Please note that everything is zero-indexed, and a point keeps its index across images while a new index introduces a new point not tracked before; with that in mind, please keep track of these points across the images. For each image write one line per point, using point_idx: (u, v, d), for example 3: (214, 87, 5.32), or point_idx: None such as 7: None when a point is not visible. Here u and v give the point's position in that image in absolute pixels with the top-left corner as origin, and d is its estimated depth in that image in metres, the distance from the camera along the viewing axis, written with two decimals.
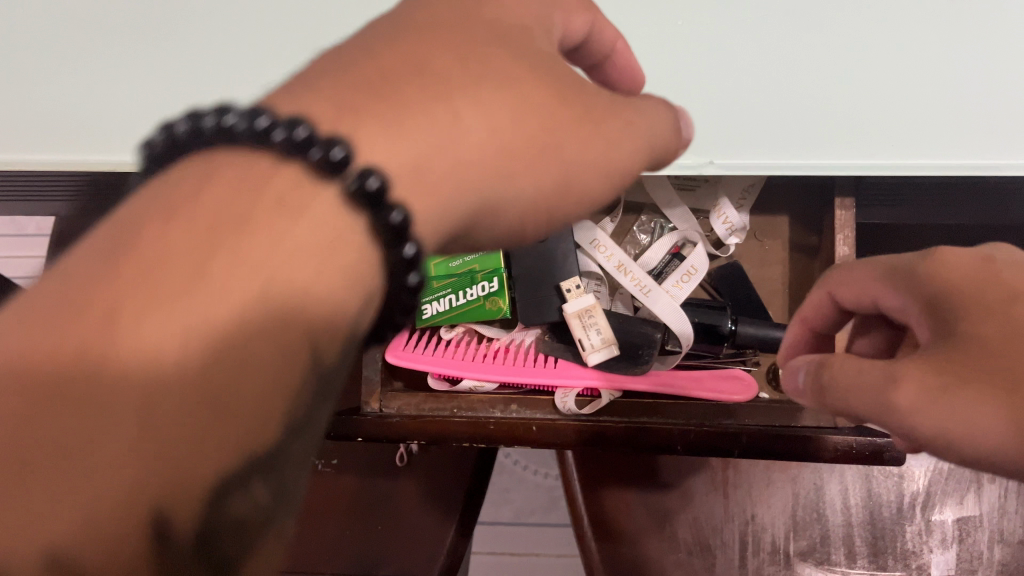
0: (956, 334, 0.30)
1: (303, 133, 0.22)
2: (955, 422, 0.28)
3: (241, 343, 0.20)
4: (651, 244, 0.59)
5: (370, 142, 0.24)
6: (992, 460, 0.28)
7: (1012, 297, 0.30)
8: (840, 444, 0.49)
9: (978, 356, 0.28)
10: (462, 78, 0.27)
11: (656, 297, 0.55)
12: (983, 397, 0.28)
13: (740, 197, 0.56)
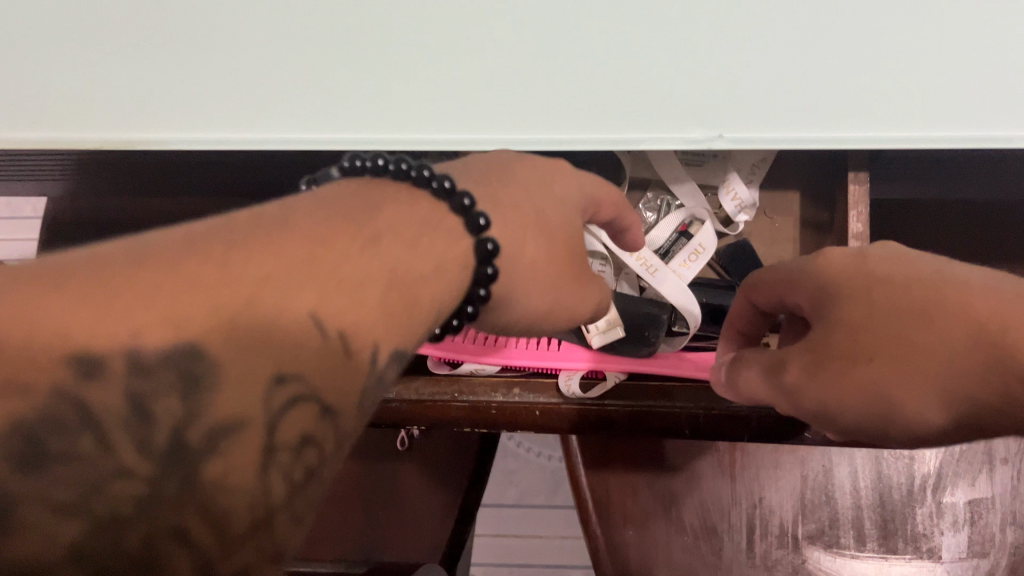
0: (826, 321, 0.36)
1: (482, 223, 0.35)
2: (827, 406, 0.35)
3: (424, 279, 0.32)
4: (658, 222, 0.56)
5: (497, 222, 0.37)
6: (857, 427, 0.36)
7: (873, 286, 0.36)
8: None
9: (837, 345, 0.35)
10: (563, 186, 0.41)
11: (663, 277, 0.54)
12: (842, 380, 0.35)
13: (749, 173, 0.54)
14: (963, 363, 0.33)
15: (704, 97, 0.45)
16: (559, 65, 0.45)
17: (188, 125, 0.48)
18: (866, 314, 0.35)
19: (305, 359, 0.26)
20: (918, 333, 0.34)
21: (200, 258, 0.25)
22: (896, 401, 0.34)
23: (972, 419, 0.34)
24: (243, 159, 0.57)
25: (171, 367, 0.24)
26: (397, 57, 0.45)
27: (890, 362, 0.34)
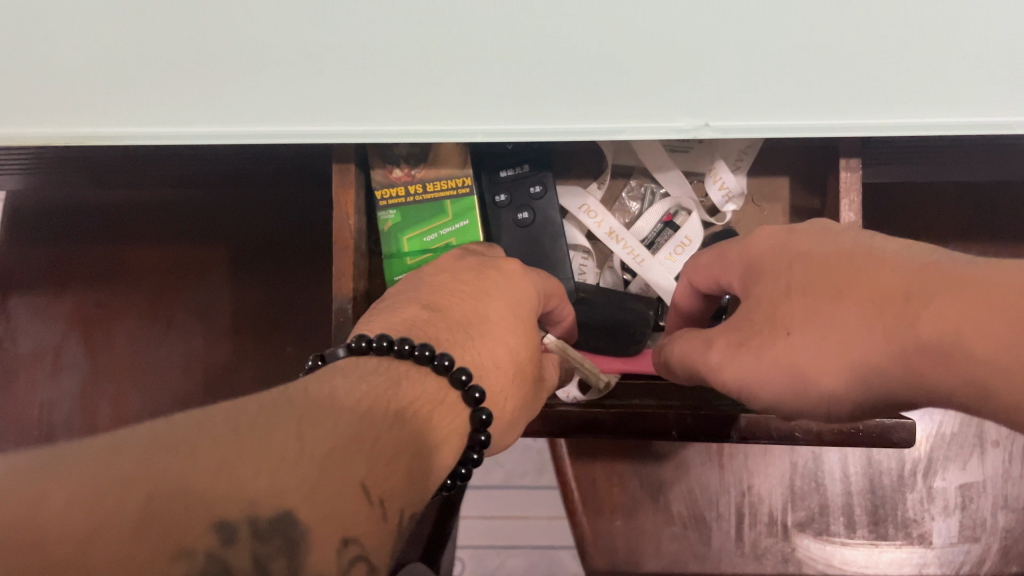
0: (749, 304, 0.39)
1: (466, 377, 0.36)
2: (747, 384, 0.38)
3: (428, 451, 0.32)
4: (642, 212, 0.54)
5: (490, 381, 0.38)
6: (782, 402, 0.38)
7: (796, 260, 0.37)
8: (845, 428, 0.45)
9: (759, 324, 0.38)
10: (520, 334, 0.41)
11: (649, 268, 0.52)
12: (763, 358, 0.37)
13: (737, 158, 0.52)
14: (867, 341, 0.34)
15: (690, 82, 0.43)
16: (534, 49, 0.42)
17: (136, 120, 0.44)
18: (783, 295, 0.37)
19: (371, 528, 0.26)
20: (828, 310, 0.35)
21: (283, 438, 0.25)
22: (805, 377, 0.36)
23: (883, 394, 0.35)
24: (204, 151, 0.54)
25: (279, 533, 0.24)
26: (365, 43, 0.42)
27: (802, 340, 0.36)
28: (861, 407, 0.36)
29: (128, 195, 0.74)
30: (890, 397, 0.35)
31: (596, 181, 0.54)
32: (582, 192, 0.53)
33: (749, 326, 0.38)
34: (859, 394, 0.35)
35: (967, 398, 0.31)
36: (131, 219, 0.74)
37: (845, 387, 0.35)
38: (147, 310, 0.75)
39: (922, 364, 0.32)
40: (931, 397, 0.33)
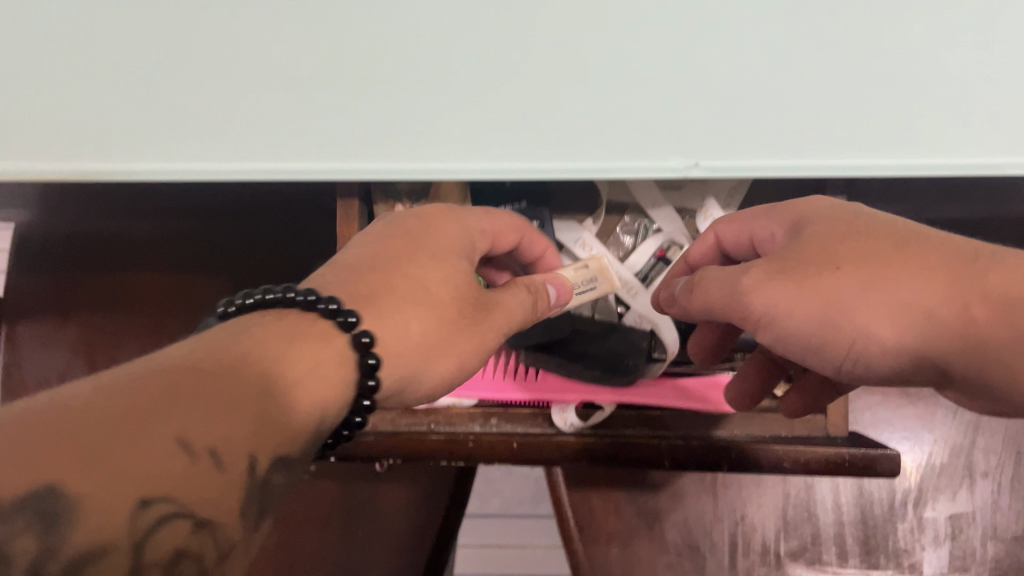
0: (798, 243, 0.37)
1: (336, 306, 0.34)
2: (783, 313, 0.36)
3: (284, 386, 0.30)
4: (636, 246, 0.55)
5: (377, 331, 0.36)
6: (808, 339, 0.36)
7: (849, 216, 0.38)
8: (831, 457, 0.46)
9: (811, 258, 0.36)
10: (454, 271, 0.41)
11: (643, 299, 0.53)
12: (813, 287, 0.35)
13: (727, 197, 0.54)
14: (938, 303, 0.34)
15: (683, 124, 0.45)
16: (531, 92, 0.44)
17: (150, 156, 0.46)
18: (845, 241, 0.36)
19: (182, 483, 0.25)
20: (893, 263, 0.35)
21: (59, 407, 0.24)
22: (855, 320, 0.35)
23: (920, 358, 0.35)
24: (211, 186, 0.56)
25: (36, 509, 0.22)
26: (371, 87, 0.44)
27: (866, 281, 0.35)
28: (887, 367, 0.35)
29: (131, 227, 0.76)
30: (925, 365, 0.35)
31: (590, 216, 0.56)
32: (576, 226, 0.55)
33: (797, 258, 0.36)
34: (899, 355, 0.35)
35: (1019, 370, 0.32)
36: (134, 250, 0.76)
37: (896, 341, 0.34)
38: (149, 340, 0.75)
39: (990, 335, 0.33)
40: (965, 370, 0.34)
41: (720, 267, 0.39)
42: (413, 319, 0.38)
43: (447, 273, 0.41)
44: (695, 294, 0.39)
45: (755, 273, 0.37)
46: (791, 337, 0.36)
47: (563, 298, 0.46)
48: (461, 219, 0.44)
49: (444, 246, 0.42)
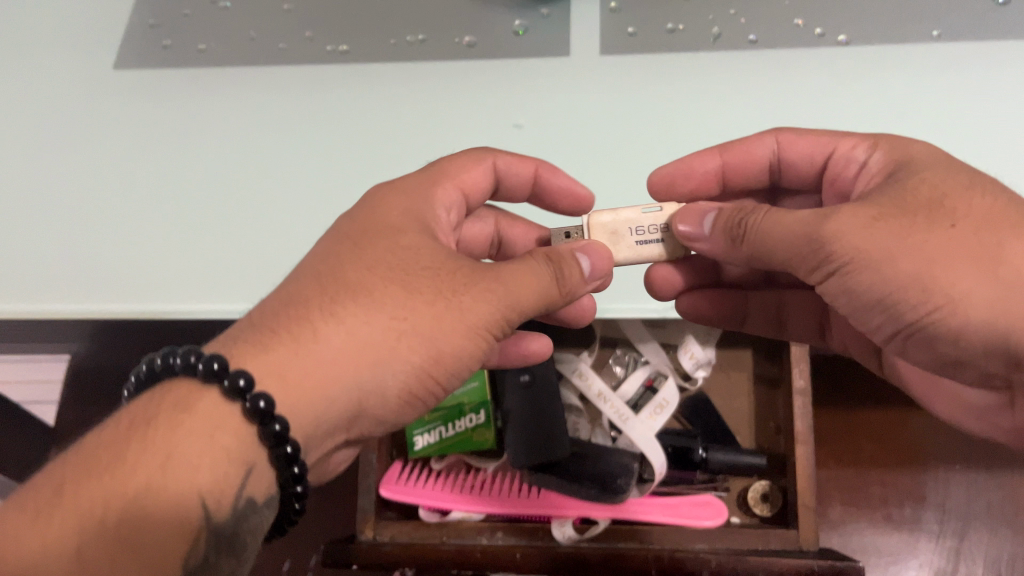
0: (900, 185, 0.37)
1: (217, 367, 0.33)
2: (868, 263, 0.34)
3: (149, 517, 0.30)
4: (626, 376, 0.62)
5: (284, 373, 0.34)
6: (883, 294, 0.35)
7: (935, 162, 0.38)
8: (803, 567, 0.50)
9: (914, 208, 0.35)
10: (412, 240, 0.39)
11: (632, 425, 0.59)
12: (912, 241, 0.34)
13: (706, 334, 0.63)
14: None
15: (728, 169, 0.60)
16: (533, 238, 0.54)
17: None
18: (960, 195, 0.35)
19: None
20: (1013, 241, 0.33)
21: None
22: (951, 287, 0.33)
23: (1004, 347, 0.33)
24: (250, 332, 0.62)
25: None
26: None
27: (988, 265, 0.33)
28: (964, 343, 0.34)
29: None
30: (1005, 356, 0.34)
31: (587, 349, 0.64)
32: (575, 359, 0.63)
33: (897, 205, 0.35)
34: (988, 332, 0.33)
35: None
36: None
37: (987, 317, 0.33)
38: None
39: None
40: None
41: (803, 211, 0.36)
42: (357, 323, 0.35)
43: (396, 259, 0.37)
44: (748, 238, 0.39)
45: (843, 216, 0.35)
46: (862, 287, 0.36)
47: (598, 272, 0.41)
48: (409, 207, 0.41)
49: (397, 217, 0.40)
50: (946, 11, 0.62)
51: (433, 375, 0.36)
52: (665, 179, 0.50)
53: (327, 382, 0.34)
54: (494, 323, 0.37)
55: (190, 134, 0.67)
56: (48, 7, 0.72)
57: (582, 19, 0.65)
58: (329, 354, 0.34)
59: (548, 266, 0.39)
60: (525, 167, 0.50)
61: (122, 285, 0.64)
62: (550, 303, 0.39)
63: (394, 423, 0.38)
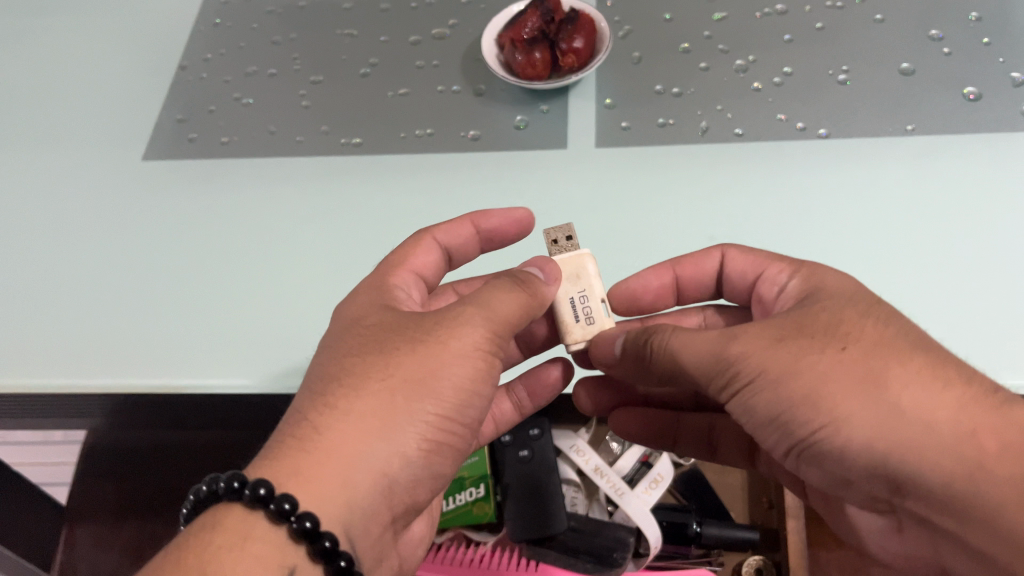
0: (803, 310, 0.39)
1: (237, 483, 0.35)
2: (766, 378, 0.37)
3: None
4: (623, 452, 0.64)
5: (301, 466, 0.36)
6: (780, 409, 0.37)
7: (825, 290, 0.41)
8: None
9: (814, 331, 0.37)
10: (375, 316, 0.42)
11: (629, 499, 0.60)
12: (806, 359, 0.36)
13: None
14: (936, 418, 0.34)
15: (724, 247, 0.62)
16: None
17: (252, 372, 0.62)
18: (855, 320, 0.38)
19: None
20: (898, 369, 0.35)
21: None
22: (837, 407, 0.35)
23: (884, 471, 0.35)
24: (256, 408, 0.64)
25: None
26: None
27: (869, 392, 0.35)
28: (850, 464, 0.35)
29: (177, 437, 0.79)
30: (886, 480, 0.35)
31: (584, 426, 0.66)
32: (572, 435, 0.65)
33: (799, 326, 0.38)
34: (869, 456, 0.35)
35: (933, 512, 0.34)
36: (180, 462, 0.80)
37: (869, 439, 0.34)
38: None
39: (972, 485, 0.33)
40: (920, 497, 0.34)
41: (710, 331, 0.40)
42: (352, 399, 0.37)
43: (366, 336, 0.41)
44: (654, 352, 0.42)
45: (745, 337, 0.38)
46: (764, 403, 0.37)
47: (552, 277, 0.45)
48: (368, 297, 0.45)
49: (356, 310, 0.44)
50: (917, 109, 0.67)
51: (443, 411, 0.39)
52: (627, 294, 0.53)
53: (346, 464, 0.36)
54: (480, 344, 0.40)
55: (205, 214, 0.70)
56: (83, 105, 0.78)
57: (580, 114, 0.71)
58: (338, 435, 0.37)
59: (509, 282, 0.43)
60: (460, 227, 0.54)
61: (119, 361, 0.63)
62: (527, 312, 0.43)
63: (432, 474, 0.40)
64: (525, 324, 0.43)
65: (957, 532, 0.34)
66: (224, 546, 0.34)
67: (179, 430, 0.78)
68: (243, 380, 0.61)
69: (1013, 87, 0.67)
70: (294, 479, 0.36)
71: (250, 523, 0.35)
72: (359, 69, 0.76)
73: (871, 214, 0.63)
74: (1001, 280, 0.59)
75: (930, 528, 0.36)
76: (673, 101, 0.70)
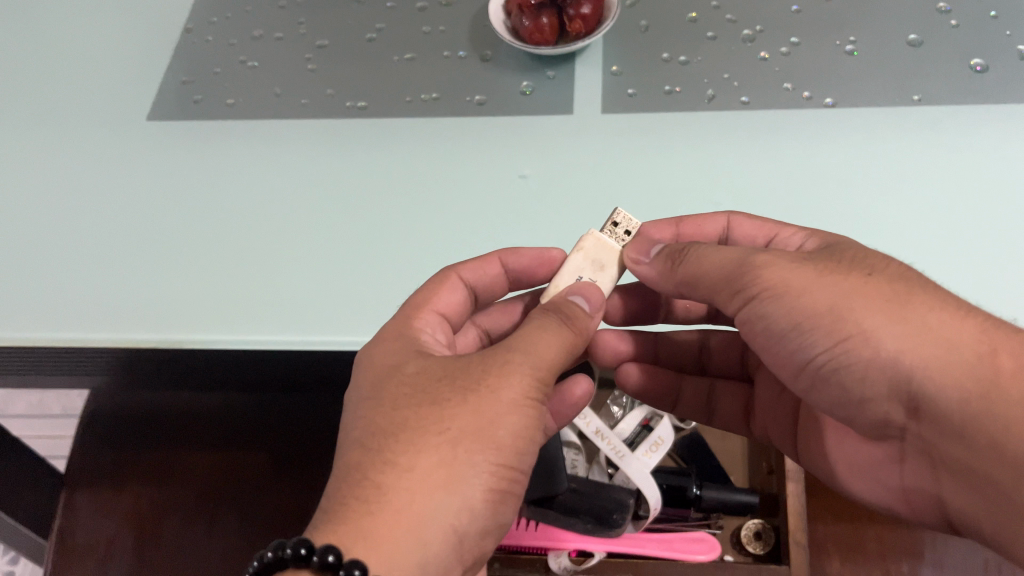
0: (832, 249, 0.44)
1: (305, 550, 0.36)
2: (788, 291, 0.42)
3: None
4: (624, 415, 0.65)
5: (371, 532, 0.37)
6: (801, 321, 0.41)
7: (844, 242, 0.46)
8: None
9: (843, 262, 0.42)
10: (414, 367, 0.43)
11: (629, 461, 0.61)
12: (833, 278, 0.41)
13: None
14: (959, 339, 0.38)
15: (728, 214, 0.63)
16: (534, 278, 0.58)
17: (261, 328, 0.62)
18: (879, 257, 0.42)
19: None
20: (920, 295, 0.40)
21: None
22: (863, 320, 0.40)
23: (903, 385, 0.39)
24: (265, 362, 0.64)
25: None
26: None
27: (896, 313, 0.39)
28: (869, 375, 0.40)
29: (189, 402, 0.82)
30: (904, 396, 0.40)
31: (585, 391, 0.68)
32: None
33: (825, 258, 0.43)
34: (892, 369, 0.39)
35: (936, 422, 0.39)
36: (191, 426, 0.83)
37: (894, 351, 0.39)
38: (194, 510, 0.80)
39: (985, 401, 0.37)
40: (931, 413, 0.39)
41: (733, 249, 0.45)
42: (414, 457, 0.39)
43: (412, 387, 0.42)
44: (685, 266, 0.46)
45: (771, 256, 0.43)
46: (782, 315, 0.42)
47: (595, 306, 0.47)
48: (403, 343, 0.46)
49: (393, 358, 0.45)
50: (924, 78, 0.67)
51: (504, 461, 0.40)
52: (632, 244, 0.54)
53: (416, 524, 0.38)
54: (529, 390, 0.41)
55: (210, 173, 0.70)
56: (87, 65, 0.77)
57: (585, 80, 0.71)
58: (405, 495, 0.38)
59: (550, 320, 0.44)
60: (488, 266, 0.55)
61: (127, 317, 0.63)
62: (570, 353, 0.44)
63: (498, 524, 0.41)
64: (566, 365, 0.44)
65: (955, 443, 0.39)
66: None
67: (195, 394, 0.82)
68: (252, 335, 0.62)
69: (1019, 60, 0.67)
70: (366, 543, 0.37)
71: None
72: (365, 33, 0.76)
73: (877, 180, 0.63)
74: (1002, 250, 0.59)
75: (934, 450, 0.41)
76: (679, 69, 0.70)
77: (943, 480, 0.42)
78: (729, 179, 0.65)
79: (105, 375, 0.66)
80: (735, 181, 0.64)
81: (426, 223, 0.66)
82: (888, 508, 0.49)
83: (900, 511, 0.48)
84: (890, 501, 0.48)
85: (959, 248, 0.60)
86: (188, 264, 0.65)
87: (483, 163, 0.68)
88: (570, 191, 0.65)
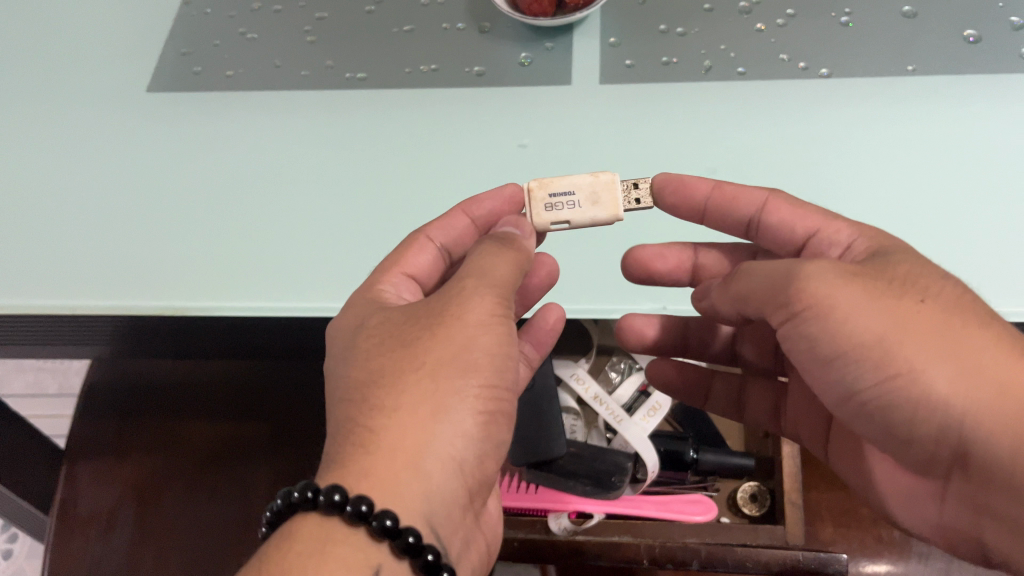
0: (885, 262, 0.45)
1: (311, 494, 0.40)
2: (833, 312, 0.42)
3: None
4: (622, 381, 0.71)
5: (376, 470, 0.41)
6: (845, 350, 0.42)
7: (898, 250, 0.47)
8: (789, 554, 0.61)
9: (893, 282, 0.43)
10: (379, 318, 0.48)
11: (628, 426, 0.67)
12: (882, 304, 0.41)
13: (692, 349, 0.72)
14: (1016, 381, 0.39)
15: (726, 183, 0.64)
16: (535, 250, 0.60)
17: (266, 294, 0.63)
18: (934, 278, 0.43)
19: None
20: (974, 330, 0.40)
21: None
22: (912, 356, 0.40)
23: (954, 429, 0.40)
24: (270, 327, 0.66)
25: None
26: None
27: (951, 348, 0.40)
28: (918, 414, 0.41)
29: (192, 370, 0.87)
30: (954, 441, 0.41)
31: (583, 356, 0.72)
32: (572, 364, 0.70)
33: (874, 275, 0.43)
34: (944, 413, 0.40)
35: (991, 468, 0.40)
36: (193, 400, 0.85)
37: (952, 391, 0.39)
38: (193, 482, 0.81)
39: None
40: (985, 462, 0.40)
41: (784, 262, 0.46)
42: (399, 395, 0.43)
43: (386, 335, 0.46)
44: (738, 276, 0.50)
45: (815, 267, 0.43)
46: (827, 337, 0.43)
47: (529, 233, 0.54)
48: (370, 302, 0.51)
49: (358, 317, 0.49)
50: (919, 49, 0.67)
51: (484, 379, 0.45)
52: (671, 181, 0.57)
53: (415, 457, 0.42)
54: (492, 305, 0.47)
55: (210, 144, 0.70)
56: (86, 38, 0.78)
57: (584, 51, 0.71)
58: (399, 431, 0.42)
59: (495, 244, 0.50)
60: (454, 220, 0.57)
61: (131, 285, 0.64)
62: (519, 269, 0.50)
63: (496, 446, 0.46)
64: (520, 279, 0.50)
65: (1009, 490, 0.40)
66: (312, 557, 0.38)
67: (197, 362, 0.86)
68: (258, 302, 0.63)
69: (1012, 31, 0.67)
70: (370, 477, 0.41)
71: (333, 531, 0.40)
72: (364, 5, 0.76)
73: (873, 147, 0.64)
74: (997, 213, 0.60)
75: (982, 496, 0.43)
76: (676, 41, 0.71)
77: (984, 519, 0.44)
78: (727, 148, 0.66)
79: (107, 341, 0.66)
80: (731, 151, 0.66)
81: (429, 190, 0.67)
82: (918, 533, 0.51)
83: (936, 542, 0.50)
84: (926, 531, 0.50)
85: (955, 214, 0.61)
86: (191, 231, 0.66)
87: (485, 131, 0.68)
88: (572, 159, 0.66)
